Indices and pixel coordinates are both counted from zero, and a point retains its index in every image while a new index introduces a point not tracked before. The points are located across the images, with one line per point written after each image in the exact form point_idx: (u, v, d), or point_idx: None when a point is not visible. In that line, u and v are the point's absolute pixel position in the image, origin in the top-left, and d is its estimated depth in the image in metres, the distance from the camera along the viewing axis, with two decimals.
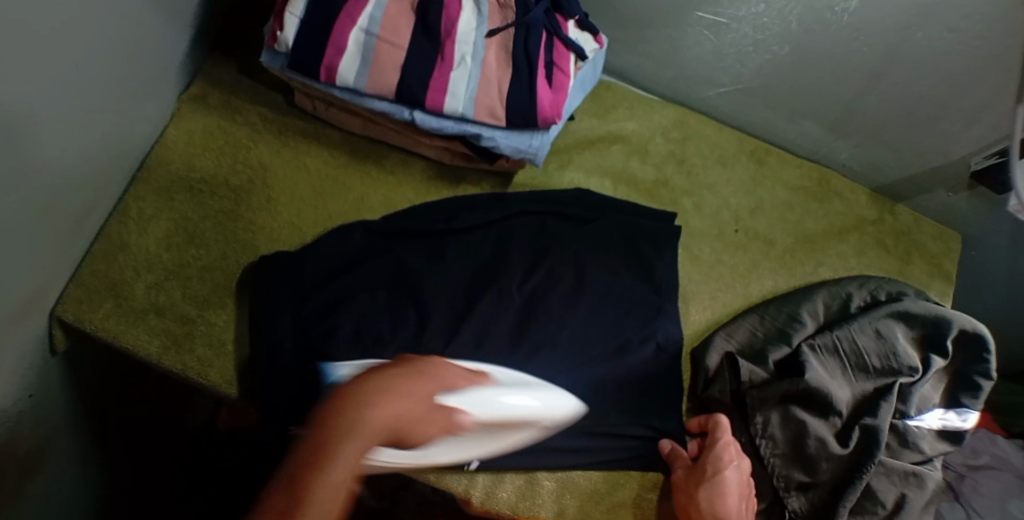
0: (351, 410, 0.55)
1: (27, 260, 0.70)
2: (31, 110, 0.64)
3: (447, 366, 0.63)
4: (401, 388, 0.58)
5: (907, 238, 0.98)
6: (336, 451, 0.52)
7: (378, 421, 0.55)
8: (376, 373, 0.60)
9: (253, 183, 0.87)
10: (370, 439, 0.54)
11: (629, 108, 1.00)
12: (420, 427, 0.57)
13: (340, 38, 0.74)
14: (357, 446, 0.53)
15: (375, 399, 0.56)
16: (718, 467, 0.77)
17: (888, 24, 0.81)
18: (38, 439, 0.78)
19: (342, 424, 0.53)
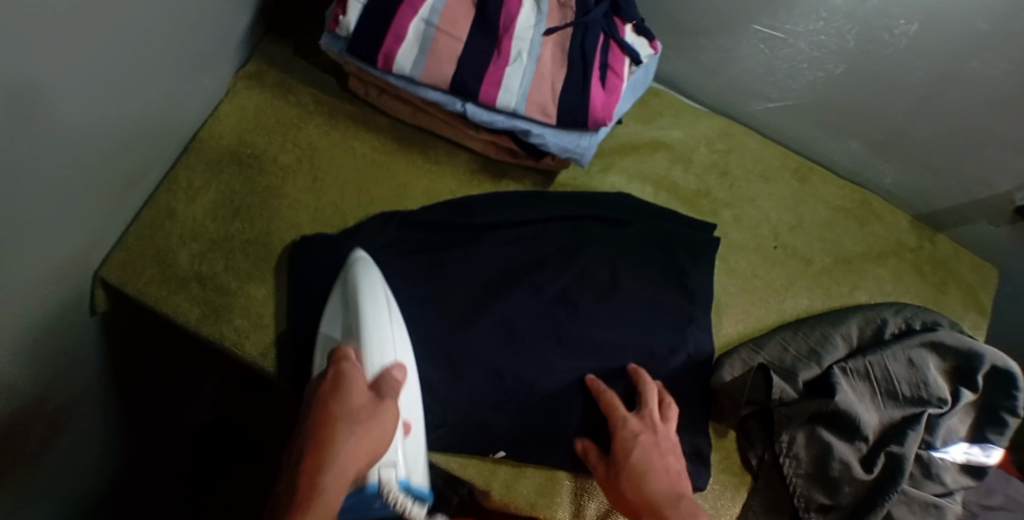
0: (326, 424, 0.62)
1: (76, 217, 0.72)
2: (93, 71, 0.65)
3: (356, 374, 0.67)
4: (345, 415, 0.63)
5: (945, 267, 0.97)
6: (320, 495, 0.57)
7: (350, 428, 0.62)
8: (318, 404, 0.64)
9: (300, 162, 0.89)
10: (344, 470, 0.59)
11: (676, 116, 1.00)
12: (376, 446, 0.62)
13: (400, 27, 0.75)
14: (335, 481, 0.58)
15: (335, 415, 0.62)
16: (625, 443, 0.73)
17: (945, 50, 0.81)
18: (69, 395, 0.80)
19: (313, 473, 0.58)
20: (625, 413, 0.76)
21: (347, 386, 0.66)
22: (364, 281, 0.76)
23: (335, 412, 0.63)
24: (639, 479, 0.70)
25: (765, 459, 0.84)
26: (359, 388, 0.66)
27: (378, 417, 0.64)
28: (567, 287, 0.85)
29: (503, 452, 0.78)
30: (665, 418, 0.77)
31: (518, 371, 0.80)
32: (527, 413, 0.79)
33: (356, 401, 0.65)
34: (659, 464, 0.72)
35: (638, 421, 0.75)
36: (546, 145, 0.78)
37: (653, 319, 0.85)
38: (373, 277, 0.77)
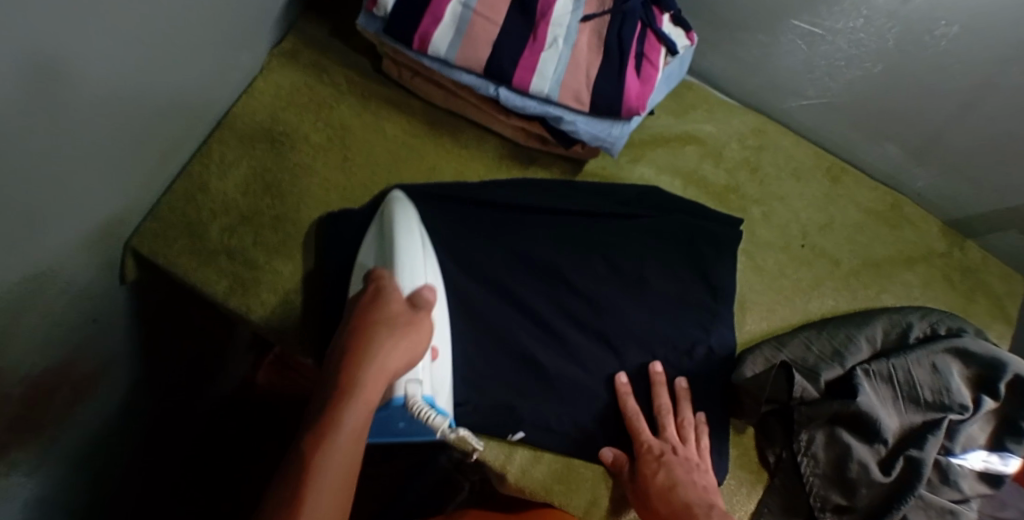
0: (358, 342, 0.63)
1: (112, 184, 0.73)
2: (137, 42, 0.66)
3: (397, 292, 0.69)
4: (385, 320, 0.65)
5: (973, 275, 0.96)
6: (358, 386, 0.61)
7: (380, 346, 0.63)
8: (360, 312, 0.67)
9: (332, 141, 0.89)
10: (382, 369, 0.62)
11: (709, 110, 0.99)
12: (410, 356, 0.65)
13: (438, 9, 0.76)
14: (372, 376, 0.61)
15: (369, 332, 0.64)
16: (651, 456, 0.76)
17: (988, 53, 0.80)
18: (98, 361, 0.81)
19: (353, 368, 0.62)
20: (644, 434, 0.78)
21: (386, 301, 0.68)
22: (402, 219, 0.78)
23: (377, 318, 0.66)
24: (668, 494, 0.73)
25: (782, 458, 0.84)
26: (398, 302, 0.68)
27: (414, 328, 0.67)
28: (592, 277, 0.85)
29: (521, 435, 0.78)
30: (684, 437, 0.79)
31: (540, 358, 0.81)
32: (547, 400, 0.80)
33: (396, 312, 0.67)
34: (685, 479, 0.74)
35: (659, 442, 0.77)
36: (576, 133, 0.78)
37: (677, 312, 0.85)
38: (412, 221, 0.79)
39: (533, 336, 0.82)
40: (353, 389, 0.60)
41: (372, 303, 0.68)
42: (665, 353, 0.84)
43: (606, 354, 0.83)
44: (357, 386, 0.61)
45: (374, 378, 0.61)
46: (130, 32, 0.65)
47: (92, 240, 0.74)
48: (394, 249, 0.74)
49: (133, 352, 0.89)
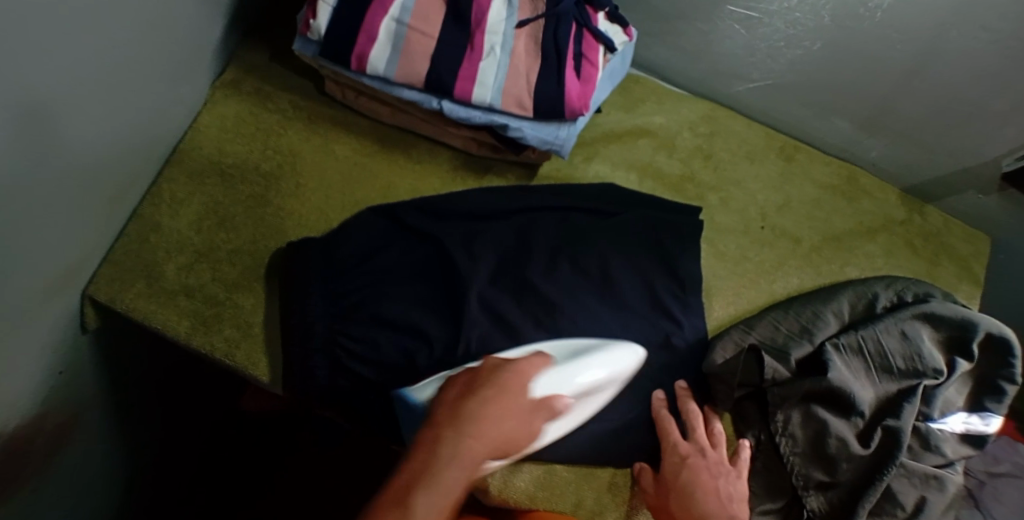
0: (472, 418, 0.63)
1: (62, 238, 0.72)
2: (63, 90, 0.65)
3: (523, 369, 0.69)
4: (511, 393, 0.67)
5: (935, 239, 0.97)
6: (466, 445, 0.62)
7: (487, 431, 0.63)
8: (466, 386, 0.67)
9: (283, 169, 0.89)
10: (487, 445, 0.63)
11: (657, 102, 1.00)
12: (518, 429, 0.66)
13: (372, 27, 0.75)
14: (477, 448, 0.62)
15: (486, 409, 0.64)
16: (676, 465, 0.77)
17: (922, 20, 0.80)
18: (67, 414, 0.80)
19: (473, 426, 0.63)
20: (671, 436, 0.78)
21: (499, 377, 0.68)
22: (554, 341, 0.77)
23: (495, 391, 0.66)
24: (686, 500, 0.74)
25: (761, 440, 0.84)
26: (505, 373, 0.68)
27: (514, 401, 0.67)
28: (558, 279, 0.84)
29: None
30: (716, 442, 0.79)
31: None
32: None
33: (504, 390, 0.67)
34: (708, 485, 0.75)
35: (686, 445, 0.78)
36: (525, 139, 0.78)
37: (643, 307, 0.85)
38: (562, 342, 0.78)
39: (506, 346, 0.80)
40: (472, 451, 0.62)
41: (472, 378, 0.68)
42: (636, 350, 0.83)
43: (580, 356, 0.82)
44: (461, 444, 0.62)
45: (479, 443, 0.62)
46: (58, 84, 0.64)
47: (51, 294, 0.72)
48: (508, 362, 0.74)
49: (104, 401, 0.87)
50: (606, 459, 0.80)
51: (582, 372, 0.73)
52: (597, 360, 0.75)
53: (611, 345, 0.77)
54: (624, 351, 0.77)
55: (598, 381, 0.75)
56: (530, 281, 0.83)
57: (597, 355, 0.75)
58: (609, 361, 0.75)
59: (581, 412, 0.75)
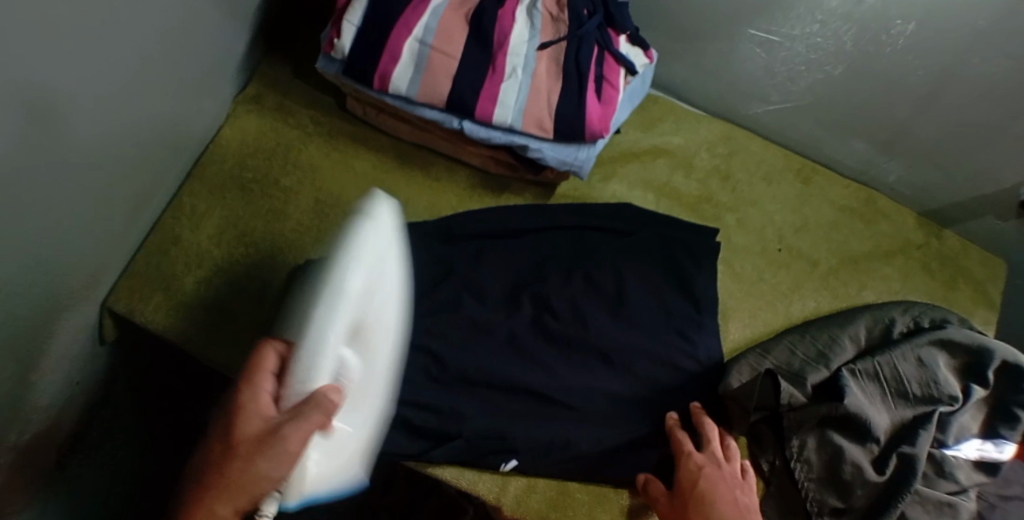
0: (229, 469, 0.57)
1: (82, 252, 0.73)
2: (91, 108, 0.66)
3: (304, 423, 0.57)
4: (250, 436, 0.58)
5: (952, 263, 0.96)
6: (212, 498, 0.57)
7: (237, 482, 0.57)
8: (234, 421, 0.59)
9: (302, 184, 0.89)
10: (243, 494, 0.57)
11: (676, 122, 1.00)
12: (270, 479, 0.57)
13: (395, 46, 0.75)
14: (223, 506, 0.57)
15: (236, 459, 0.57)
16: (692, 473, 0.74)
17: (945, 47, 0.79)
18: (75, 423, 0.81)
19: (229, 480, 0.57)
20: (686, 447, 0.76)
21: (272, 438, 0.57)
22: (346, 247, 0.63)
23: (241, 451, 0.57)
24: (704, 504, 0.71)
25: (776, 465, 0.84)
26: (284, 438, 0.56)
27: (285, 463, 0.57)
28: (573, 299, 0.84)
29: (513, 464, 0.77)
30: (730, 456, 0.77)
31: (529, 384, 0.79)
32: (540, 432, 0.78)
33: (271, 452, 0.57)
34: (725, 492, 0.72)
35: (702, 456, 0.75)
36: (545, 159, 0.79)
37: (660, 331, 0.84)
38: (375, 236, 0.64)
39: (517, 367, 0.80)
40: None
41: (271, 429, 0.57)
42: (652, 372, 0.83)
43: (597, 378, 0.82)
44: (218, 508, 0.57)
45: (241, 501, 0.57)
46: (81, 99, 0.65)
47: (72, 306, 0.73)
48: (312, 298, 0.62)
49: (116, 411, 0.88)
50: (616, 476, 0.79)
51: (371, 288, 0.64)
52: (376, 243, 0.64)
53: (360, 227, 0.64)
54: (368, 234, 0.63)
55: (381, 267, 0.65)
56: (544, 300, 0.84)
57: (354, 256, 0.62)
58: (375, 247, 0.64)
59: (392, 286, 0.67)
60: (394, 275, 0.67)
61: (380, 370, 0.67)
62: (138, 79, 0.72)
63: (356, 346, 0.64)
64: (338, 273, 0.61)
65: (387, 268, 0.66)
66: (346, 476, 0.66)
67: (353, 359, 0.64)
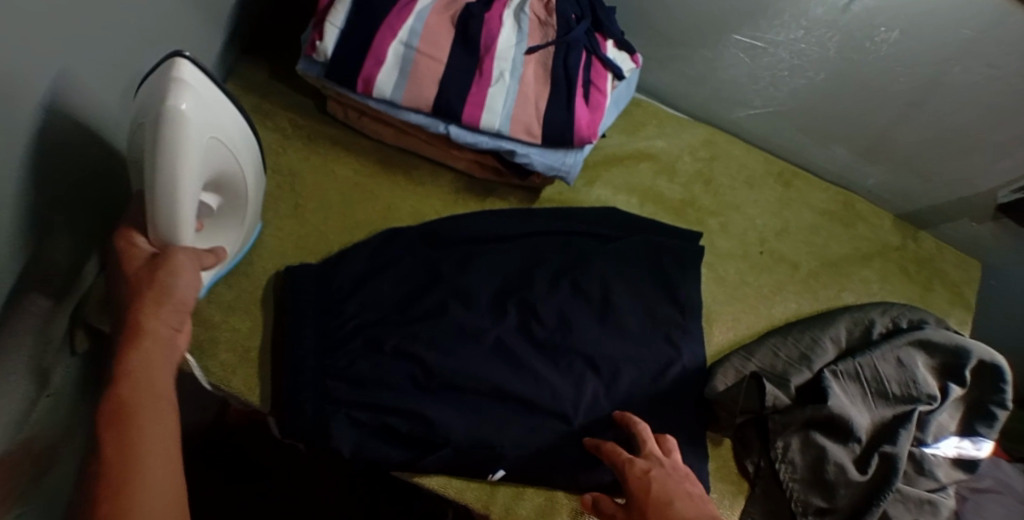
0: (150, 301, 0.59)
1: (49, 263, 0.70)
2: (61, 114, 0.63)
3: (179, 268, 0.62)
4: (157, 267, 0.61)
5: (929, 265, 0.98)
6: (145, 328, 0.58)
7: (169, 305, 0.60)
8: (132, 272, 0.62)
9: (281, 188, 0.87)
10: (175, 311, 0.60)
11: (659, 126, 1.00)
12: (187, 293, 0.62)
13: (380, 49, 0.74)
14: (160, 325, 0.59)
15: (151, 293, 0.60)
16: (640, 479, 0.69)
17: (927, 55, 0.80)
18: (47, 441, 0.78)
19: (157, 307, 0.59)
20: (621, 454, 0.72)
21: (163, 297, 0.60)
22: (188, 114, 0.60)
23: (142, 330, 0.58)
24: (666, 507, 0.66)
25: (762, 466, 0.84)
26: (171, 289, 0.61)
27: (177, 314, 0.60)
28: (560, 306, 0.83)
29: (502, 474, 0.77)
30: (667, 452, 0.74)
31: (519, 392, 0.78)
32: (530, 440, 0.77)
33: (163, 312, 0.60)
34: (678, 490, 0.68)
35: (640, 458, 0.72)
36: (532, 162, 0.78)
37: (647, 336, 0.84)
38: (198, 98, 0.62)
39: (507, 373, 0.79)
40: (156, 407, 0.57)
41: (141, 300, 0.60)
42: (640, 377, 0.83)
43: (587, 385, 0.81)
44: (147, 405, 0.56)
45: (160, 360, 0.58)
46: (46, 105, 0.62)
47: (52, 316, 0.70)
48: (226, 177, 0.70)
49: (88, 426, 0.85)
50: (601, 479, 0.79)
51: (216, 151, 0.66)
52: (192, 141, 0.61)
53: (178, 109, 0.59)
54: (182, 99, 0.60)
55: (222, 136, 0.66)
56: (534, 306, 0.83)
57: (194, 162, 0.62)
58: (211, 125, 0.63)
59: (232, 136, 0.68)
60: (235, 125, 0.68)
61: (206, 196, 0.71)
62: (107, 81, 0.69)
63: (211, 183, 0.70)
64: (167, 167, 0.60)
65: (229, 129, 0.67)
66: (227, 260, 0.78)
67: (211, 193, 0.71)
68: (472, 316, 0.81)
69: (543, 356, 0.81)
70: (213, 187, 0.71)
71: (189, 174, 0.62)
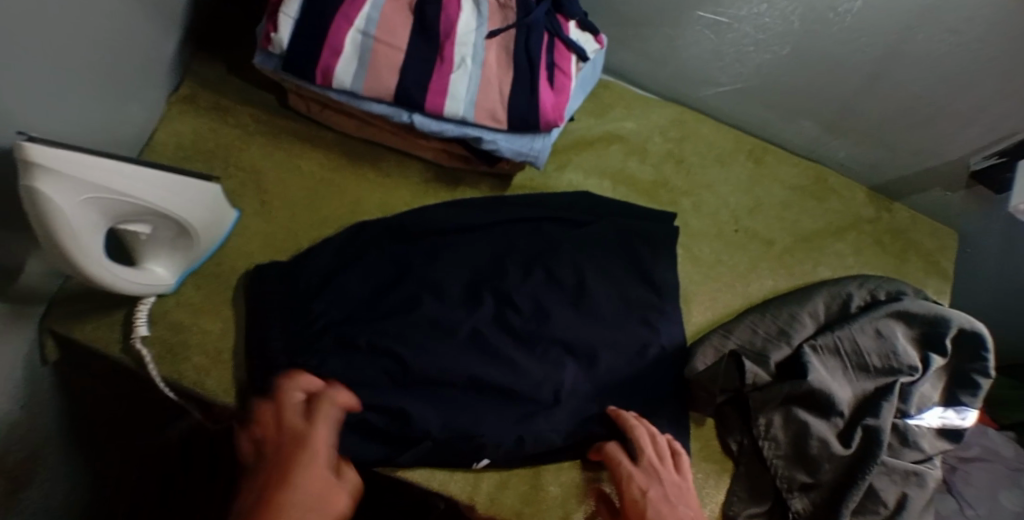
0: (299, 431, 0.67)
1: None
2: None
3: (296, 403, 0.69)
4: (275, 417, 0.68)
5: (905, 236, 0.98)
6: (308, 438, 0.66)
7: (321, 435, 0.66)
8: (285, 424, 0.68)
9: (246, 186, 0.85)
10: (325, 423, 0.68)
11: (627, 107, 0.99)
12: (331, 411, 0.69)
13: (336, 39, 0.73)
14: (320, 432, 0.67)
15: (315, 423, 0.67)
16: (637, 503, 0.72)
17: (891, 24, 0.80)
18: (17, 454, 0.77)
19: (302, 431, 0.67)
20: (624, 466, 0.74)
21: (305, 438, 0.66)
22: (49, 194, 0.60)
23: (274, 485, 0.63)
24: None
25: (745, 444, 0.84)
26: (314, 430, 0.67)
27: (323, 451, 0.66)
28: (534, 292, 0.83)
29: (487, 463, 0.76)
30: (662, 456, 0.75)
31: (496, 380, 0.78)
32: (509, 430, 0.76)
33: (309, 453, 0.65)
34: (671, 517, 0.71)
35: (640, 473, 0.74)
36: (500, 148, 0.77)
37: (622, 318, 0.84)
38: (63, 174, 0.60)
39: (481, 363, 0.78)
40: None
41: (299, 437, 0.66)
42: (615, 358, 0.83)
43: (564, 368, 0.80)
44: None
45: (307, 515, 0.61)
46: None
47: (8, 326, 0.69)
48: (154, 215, 0.70)
49: (60, 436, 0.84)
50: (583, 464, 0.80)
51: (104, 203, 0.65)
52: (65, 216, 0.61)
53: (37, 189, 0.59)
54: (38, 190, 0.59)
55: (107, 187, 0.64)
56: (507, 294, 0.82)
57: (73, 224, 0.62)
58: (84, 185, 0.62)
59: (127, 188, 0.66)
60: (124, 173, 0.66)
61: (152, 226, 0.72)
62: (49, 84, 0.68)
63: (133, 220, 0.70)
64: (49, 234, 0.62)
65: (121, 183, 0.66)
66: (198, 257, 0.79)
67: (142, 226, 0.71)
68: (444, 307, 0.80)
69: (520, 344, 0.80)
70: (144, 222, 0.71)
71: (69, 236, 0.63)
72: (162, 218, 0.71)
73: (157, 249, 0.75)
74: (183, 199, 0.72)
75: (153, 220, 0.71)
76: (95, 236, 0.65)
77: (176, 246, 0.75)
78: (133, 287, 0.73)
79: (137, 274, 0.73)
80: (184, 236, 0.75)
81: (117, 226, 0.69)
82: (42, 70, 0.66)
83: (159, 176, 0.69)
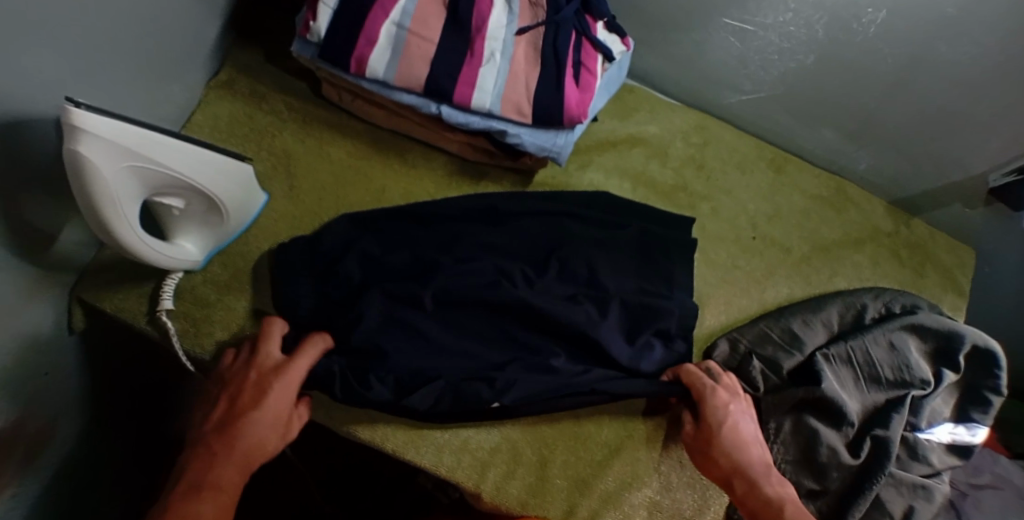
0: (260, 398, 0.72)
1: (36, 236, 0.72)
2: (42, 81, 0.65)
3: (275, 350, 0.75)
4: (270, 369, 0.73)
5: (923, 251, 0.98)
6: (280, 368, 0.73)
7: (292, 374, 0.73)
8: (249, 388, 0.73)
9: (276, 170, 0.88)
10: (291, 383, 0.73)
11: (650, 111, 1.00)
12: (290, 391, 0.73)
13: (372, 30, 0.76)
14: (296, 371, 0.73)
15: (280, 373, 0.73)
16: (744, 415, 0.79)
17: (913, 36, 0.81)
18: (49, 416, 0.80)
19: (263, 399, 0.72)
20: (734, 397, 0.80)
21: (280, 373, 0.73)
22: (89, 162, 0.63)
23: (218, 465, 0.69)
24: (743, 440, 0.77)
25: None
26: (290, 366, 0.73)
27: (289, 390, 0.73)
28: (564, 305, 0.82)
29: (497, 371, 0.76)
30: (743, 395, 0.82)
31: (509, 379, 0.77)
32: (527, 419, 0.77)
33: (280, 389, 0.72)
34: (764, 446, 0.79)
35: (725, 391, 0.79)
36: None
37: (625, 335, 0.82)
38: (102, 139, 0.63)
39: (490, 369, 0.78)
40: (215, 454, 0.70)
41: (263, 378, 0.73)
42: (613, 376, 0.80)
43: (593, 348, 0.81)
44: (255, 436, 0.71)
45: (268, 433, 0.71)
46: (37, 76, 0.64)
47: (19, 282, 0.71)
48: (187, 187, 0.72)
49: (84, 404, 0.87)
50: (590, 459, 0.80)
51: (141, 173, 0.68)
52: (100, 184, 0.64)
53: (81, 153, 0.62)
54: (80, 155, 0.62)
55: (146, 157, 0.67)
56: (528, 298, 0.80)
57: (111, 190, 0.65)
58: (123, 152, 0.65)
59: (161, 160, 0.69)
60: (162, 146, 0.68)
61: (184, 199, 0.74)
62: (93, 58, 0.70)
63: (167, 192, 0.72)
64: (85, 195, 0.65)
65: (157, 155, 0.68)
66: (228, 234, 0.81)
67: (175, 199, 0.73)
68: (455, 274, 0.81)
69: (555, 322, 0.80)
70: (176, 195, 0.73)
71: (104, 203, 0.65)
72: (192, 193, 0.73)
73: (193, 222, 0.77)
74: (214, 174, 0.74)
75: (186, 192, 0.73)
76: (128, 206, 0.68)
77: (207, 222, 0.78)
78: (162, 259, 0.75)
79: (169, 246, 0.76)
80: (215, 214, 0.77)
81: (152, 196, 0.72)
82: (91, 48, 0.69)
83: (195, 150, 0.71)
